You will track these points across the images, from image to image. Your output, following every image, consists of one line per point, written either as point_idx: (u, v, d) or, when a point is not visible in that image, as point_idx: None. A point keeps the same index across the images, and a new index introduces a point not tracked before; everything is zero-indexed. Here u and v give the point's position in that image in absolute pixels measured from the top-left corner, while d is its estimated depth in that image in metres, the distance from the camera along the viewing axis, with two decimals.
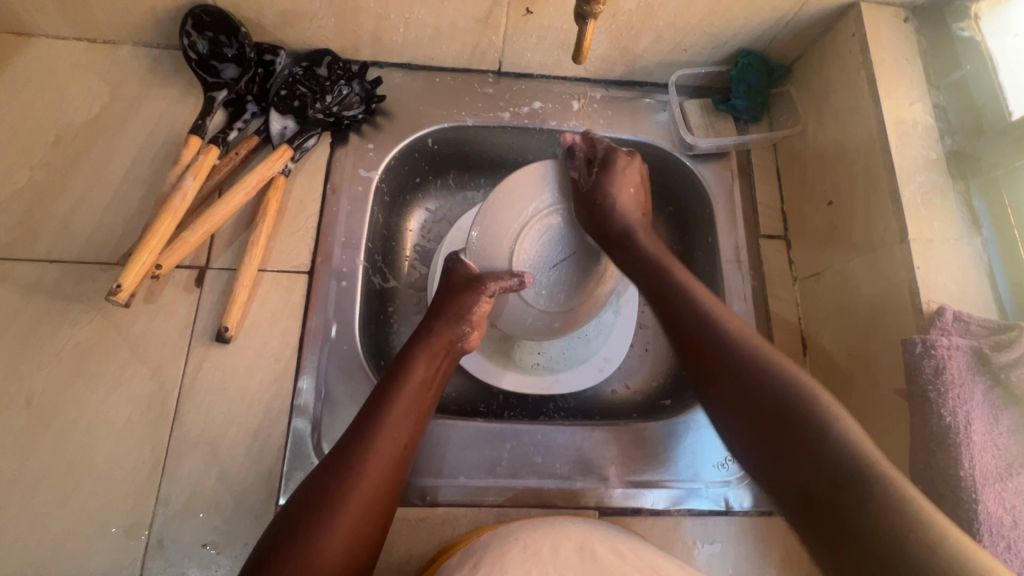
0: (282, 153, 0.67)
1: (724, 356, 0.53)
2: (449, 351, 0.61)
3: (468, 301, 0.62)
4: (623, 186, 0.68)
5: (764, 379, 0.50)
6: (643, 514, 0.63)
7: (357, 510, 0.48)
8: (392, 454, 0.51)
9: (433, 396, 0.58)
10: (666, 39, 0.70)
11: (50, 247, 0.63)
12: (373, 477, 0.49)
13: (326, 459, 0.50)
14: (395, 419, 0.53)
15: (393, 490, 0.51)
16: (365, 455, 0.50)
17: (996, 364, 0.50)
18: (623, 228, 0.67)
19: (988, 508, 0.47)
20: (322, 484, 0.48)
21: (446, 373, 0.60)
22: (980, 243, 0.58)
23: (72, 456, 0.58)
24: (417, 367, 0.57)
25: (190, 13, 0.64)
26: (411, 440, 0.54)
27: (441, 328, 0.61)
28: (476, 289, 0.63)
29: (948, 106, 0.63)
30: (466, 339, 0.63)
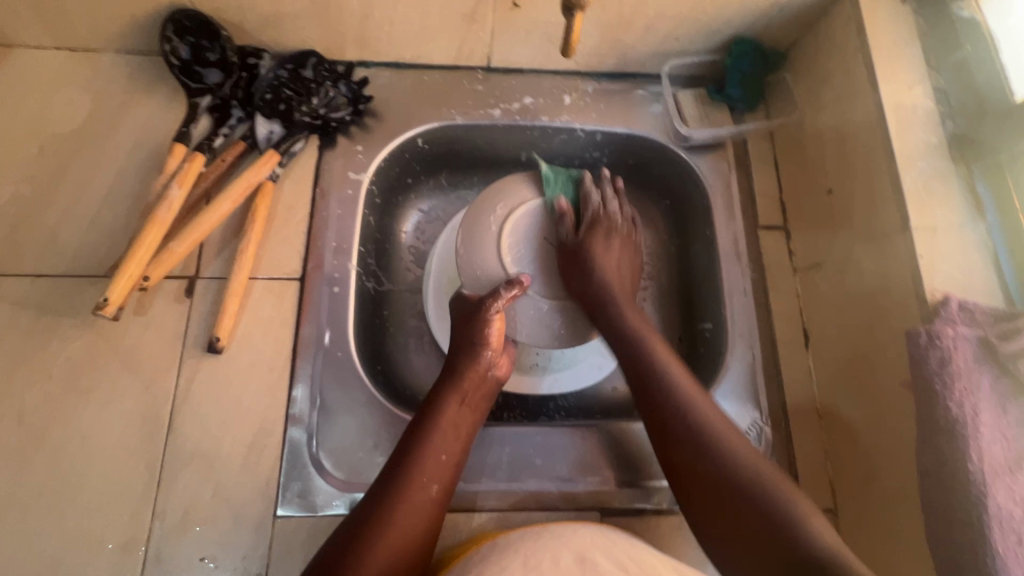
0: (269, 159, 0.66)
1: (689, 427, 0.54)
2: (479, 385, 0.59)
3: (487, 330, 0.59)
4: (606, 262, 0.65)
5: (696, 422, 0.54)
6: (646, 515, 0.62)
7: (386, 557, 0.47)
8: (426, 498, 0.51)
9: (465, 435, 0.57)
10: (658, 28, 0.69)
11: (37, 260, 0.62)
12: (405, 523, 0.49)
13: (362, 503, 0.50)
14: (428, 462, 0.53)
15: (430, 537, 0.50)
16: (401, 499, 0.50)
17: (1002, 353, 0.49)
18: (596, 298, 0.62)
19: (998, 501, 0.46)
20: (351, 533, 0.48)
21: (479, 409, 0.59)
22: (984, 228, 0.56)
23: (66, 473, 0.57)
24: (446, 407, 0.57)
25: (170, 18, 0.63)
26: (446, 483, 0.53)
27: (467, 362, 0.60)
28: (483, 313, 0.59)
29: (949, 89, 0.61)
30: (497, 369, 0.61)
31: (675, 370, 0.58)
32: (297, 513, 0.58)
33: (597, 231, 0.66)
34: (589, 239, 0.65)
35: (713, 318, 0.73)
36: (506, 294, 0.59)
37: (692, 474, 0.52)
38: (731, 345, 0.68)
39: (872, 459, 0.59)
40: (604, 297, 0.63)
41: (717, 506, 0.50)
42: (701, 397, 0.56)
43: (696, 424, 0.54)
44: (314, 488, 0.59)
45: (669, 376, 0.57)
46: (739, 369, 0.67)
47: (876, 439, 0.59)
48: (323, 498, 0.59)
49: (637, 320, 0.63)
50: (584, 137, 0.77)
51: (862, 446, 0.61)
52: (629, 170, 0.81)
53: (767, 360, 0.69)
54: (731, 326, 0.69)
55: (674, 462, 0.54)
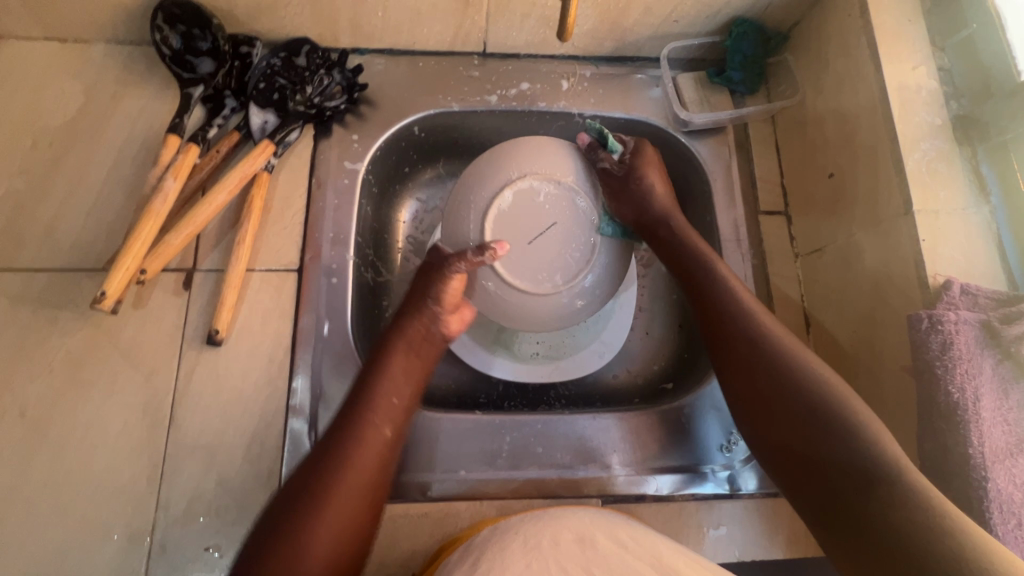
0: (264, 149, 0.65)
1: (755, 339, 0.55)
2: (424, 336, 0.58)
3: (445, 288, 0.58)
4: (653, 186, 0.64)
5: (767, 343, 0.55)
6: (647, 500, 0.63)
7: (340, 508, 0.46)
8: (373, 447, 0.50)
9: (412, 382, 0.56)
10: (657, 10, 0.67)
11: (34, 255, 0.62)
12: (354, 471, 0.48)
13: (313, 453, 0.50)
14: (374, 412, 0.52)
15: (380, 490, 0.50)
16: (347, 446, 0.49)
17: (1004, 337, 0.49)
18: (661, 214, 0.64)
19: (998, 484, 0.46)
20: (303, 478, 0.48)
21: (426, 359, 0.58)
22: (988, 211, 0.55)
23: (70, 466, 0.57)
24: (393, 355, 0.56)
25: (160, 7, 0.62)
26: (395, 431, 0.52)
27: (410, 314, 0.59)
28: (443, 271, 0.58)
29: (953, 68, 0.59)
30: (444, 322, 0.60)
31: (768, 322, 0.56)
32: None
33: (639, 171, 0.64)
34: (638, 169, 0.64)
35: None
36: (472, 259, 0.57)
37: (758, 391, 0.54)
38: None
39: None
40: (654, 207, 0.63)
41: (770, 420, 0.53)
42: (746, 293, 0.59)
43: (758, 331, 0.56)
44: None
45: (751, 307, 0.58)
46: None
47: None
48: None
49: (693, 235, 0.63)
50: (582, 123, 0.76)
51: None
52: None
53: None
54: None
55: (755, 398, 0.54)
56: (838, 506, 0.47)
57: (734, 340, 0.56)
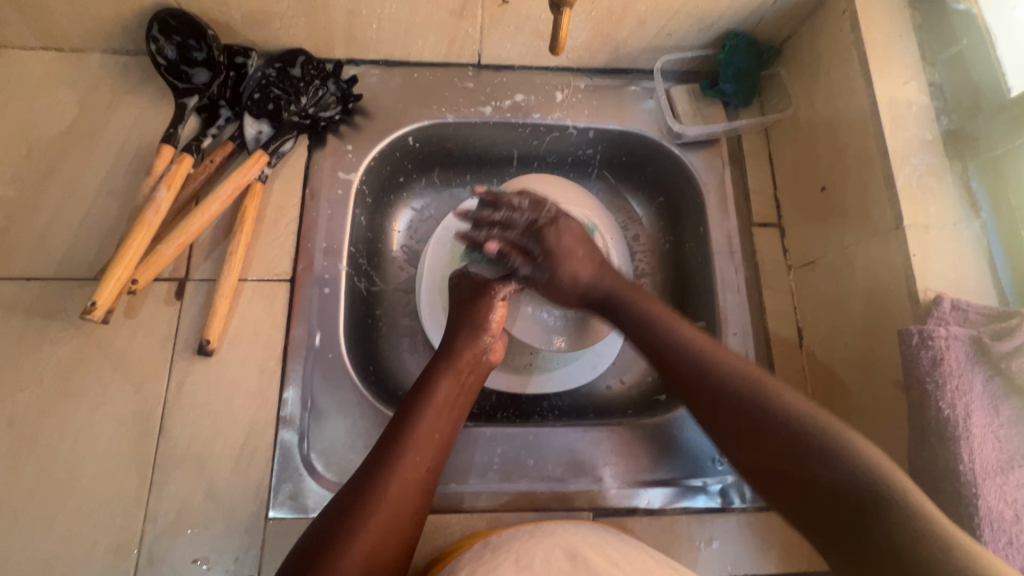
0: (257, 159, 0.66)
1: (718, 390, 0.51)
2: (474, 366, 0.60)
3: (488, 316, 0.62)
4: (566, 249, 0.62)
5: (727, 391, 0.51)
6: (639, 514, 0.62)
7: (381, 529, 0.47)
8: (419, 475, 0.51)
9: (457, 414, 0.57)
10: (650, 23, 0.68)
11: (27, 264, 0.62)
12: (398, 495, 0.49)
13: (356, 476, 0.50)
14: (422, 438, 0.52)
15: (418, 518, 0.50)
16: (394, 473, 0.50)
17: (995, 353, 0.48)
18: (586, 284, 0.62)
19: (988, 503, 0.46)
20: (349, 499, 0.48)
21: (472, 390, 0.59)
22: (979, 226, 0.55)
23: (59, 476, 0.57)
24: (441, 383, 0.57)
25: (155, 18, 0.62)
26: (438, 460, 0.53)
27: (465, 342, 0.60)
28: (489, 296, 0.63)
29: (943, 83, 0.60)
30: (490, 353, 0.62)
31: (716, 349, 0.54)
32: (289, 515, 0.58)
33: (551, 237, 0.62)
34: (551, 258, 0.62)
35: (706, 316, 0.72)
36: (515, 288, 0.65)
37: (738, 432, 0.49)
38: (723, 344, 0.68)
39: None
40: (584, 278, 0.62)
41: (763, 470, 0.48)
42: (711, 343, 0.55)
43: (730, 383, 0.51)
44: (305, 490, 0.59)
45: (718, 356, 0.53)
46: None
47: (868, 438, 0.59)
48: (314, 500, 0.59)
49: (615, 279, 0.63)
50: (576, 134, 0.76)
51: None
52: (623, 166, 0.80)
53: (761, 360, 0.68)
54: (724, 324, 0.69)
55: (717, 421, 0.51)
56: (833, 518, 0.43)
57: (697, 384, 0.53)
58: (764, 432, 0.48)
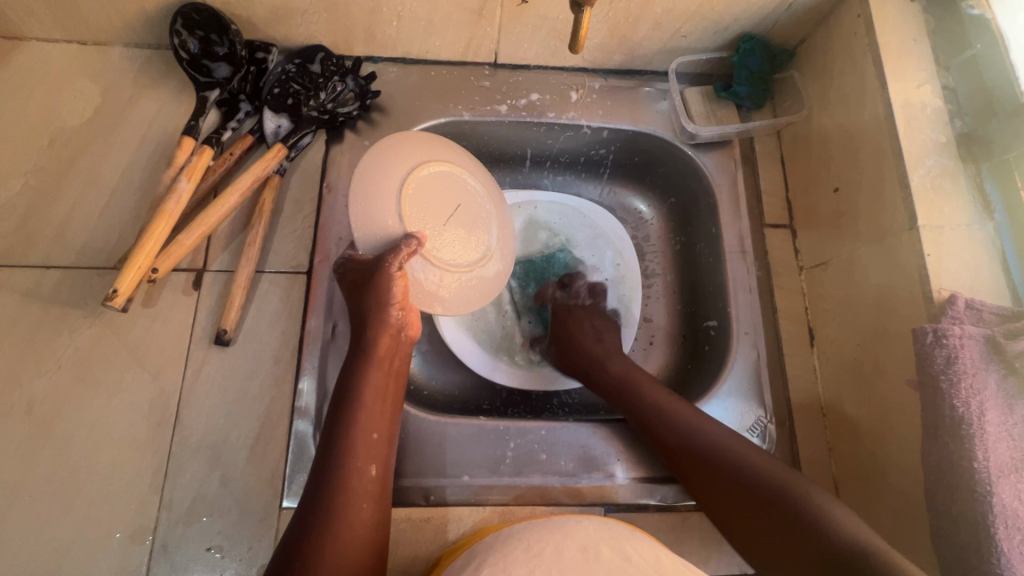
0: (277, 152, 0.66)
1: (682, 441, 0.59)
2: (392, 351, 0.57)
3: (389, 291, 0.54)
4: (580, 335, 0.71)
5: (695, 433, 0.59)
6: (650, 511, 0.63)
7: (343, 547, 0.47)
8: (365, 482, 0.51)
9: (390, 406, 0.56)
10: (666, 25, 0.69)
11: (47, 252, 0.63)
12: (352, 511, 0.49)
13: (304, 500, 0.50)
14: (359, 446, 0.52)
15: (381, 520, 0.51)
16: (341, 489, 0.49)
17: (1009, 353, 0.49)
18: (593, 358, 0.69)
19: (1003, 500, 0.46)
20: (304, 523, 0.48)
21: (396, 375, 0.57)
22: (993, 227, 0.56)
23: (75, 462, 0.57)
24: (363, 385, 0.55)
25: (179, 13, 0.63)
26: (381, 459, 0.53)
27: (376, 331, 0.56)
28: (383, 273, 0.53)
29: (957, 87, 0.61)
30: (407, 328, 0.58)
31: (688, 412, 0.60)
32: None
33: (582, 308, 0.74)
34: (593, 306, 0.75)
35: (717, 316, 0.73)
36: (404, 249, 0.53)
37: (705, 483, 0.57)
38: (735, 342, 0.68)
39: (876, 458, 0.59)
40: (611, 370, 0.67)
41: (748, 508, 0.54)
42: (668, 396, 0.62)
43: (707, 448, 0.58)
44: None
45: (686, 420, 0.60)
46: (744, 366, 0.67)
47: (879, 437, 0.59)
48: None
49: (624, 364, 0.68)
50: (590, 134, 0.77)
51: (866, 446, 0.61)
52: (635, 167, 0.81)
53: (772, 359, 0.68)
54: (735, 323, 0.69)
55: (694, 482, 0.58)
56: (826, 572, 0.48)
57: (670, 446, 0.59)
58: (720, 485, 0.56)
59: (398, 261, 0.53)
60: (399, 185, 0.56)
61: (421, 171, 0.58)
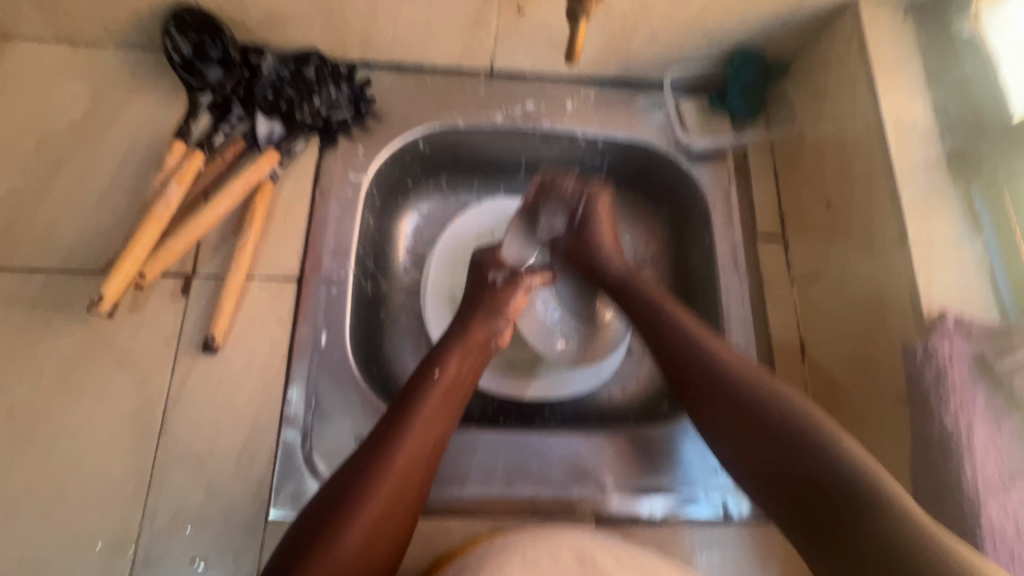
0: (269, 158, 0.66)
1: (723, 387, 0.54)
2: (485, 346, 0.60)
3: (509, 302, 0.64)
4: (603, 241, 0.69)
5: (728, 379, 0.54)
6: (640, 522, 0.62)
7: (384, 503, 0.47)
8: (425, 449, 0.51)
9: (466, 391, 0.57)
10: (661, 37, 0.69)
11: (31, 254, 0.62)
12: (406, 473, 0.49)
13: (361, 447, 0.50)
14: (430, 414, 0.52)
15: (421, 492, 0.50)
16: (400, 446, 0.49)
17: (997, 369, 0.50)
18: (619, 274, 0.66)
19: (991, 517, 0.46)
20: (355, 470, 0.48)
21: (479, 367, 0.60)
22: (981, 244, 0.56)
23: (56, 469, 0.56)
24: (451, 358, 0.57)
25: (173, 16, 0.62)
26: (444, 435, 0.53)
27: (479, 322, 0.61)
28: (516, 283, 0.65)
29: (948, 104, 0.61)
30: (501, 336, 0.62)
31: (732, 359, 0.55)
32: (289, 516, 0.57)
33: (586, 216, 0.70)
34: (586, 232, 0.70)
35: (709, 326, 0.73)
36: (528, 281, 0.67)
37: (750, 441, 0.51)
38: None
39: None
40: (615, 273, 0.67)
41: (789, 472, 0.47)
42: (721, 345, 0.57)
43: (743, 404, 0.52)
44: (307, 490, 0.58)
45: (720, 358, 0.55)
46: None
47: (868, 449, 0.59)
48: None
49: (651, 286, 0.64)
50: (585, 143, 0.77)
51: None
52: (629, 176, 0.81)
53: (764, 370, 0.68)
54: (728, 334, 0.69)
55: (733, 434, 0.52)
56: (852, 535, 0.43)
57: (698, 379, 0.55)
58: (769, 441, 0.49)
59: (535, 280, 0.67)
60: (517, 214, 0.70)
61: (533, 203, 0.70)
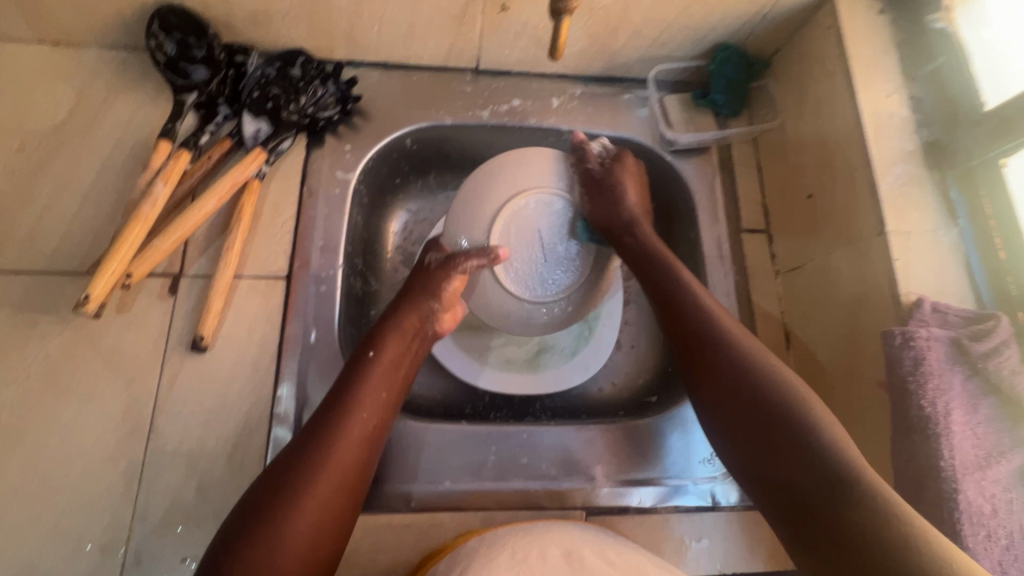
0: (256, 156, 0.66)
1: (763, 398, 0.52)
2: (421, 330, 0.61)
3: (446, 285, 0.61)
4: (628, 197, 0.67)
5: (767, 388, 0.52)
6: (630, 512, 0.63)
7: (326, 492, 0.47)
8: (365, 432, 0.51)
9: (404, 375, 0.57)
10: (644, 34, 0.70)
11: (16, 256, 0.61)
12: (345, 457, 0.49)
13: (296, 440, 0.49)
14: (365, 399, 0.52)
15: (363, 479, 0.50)
16: (340, 435, 0.49)
17: (974, 354, 0.50)
18: (624, 225, 0.66)
19: (968, 497, 0.48)
20: (293, 461, 0.47)
21: (418, 353, 0.60)
22: (956, 233, 0.58)
23: (44, 472, 0.56)
24: (387, 346, 0.57)
25: (156, 14, 0.62)
26: (384, 419, 0.54)
27: (411, 307, 0.61)
28: (447, 267, 0.61)
29: (924, 97, 0.63)
30: (439, 317, 0.62)
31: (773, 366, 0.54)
32: None
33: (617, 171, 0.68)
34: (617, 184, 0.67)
35: None
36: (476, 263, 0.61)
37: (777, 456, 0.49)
38: None
39: None
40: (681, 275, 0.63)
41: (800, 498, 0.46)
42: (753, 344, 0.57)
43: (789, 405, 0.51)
44: None
45: (754, 358, 0.55)
46: None
47: (850, 436, 0.61)
48: None
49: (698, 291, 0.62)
50: (571, 139, 0.78)
51: None
52: None
53: None
54: None
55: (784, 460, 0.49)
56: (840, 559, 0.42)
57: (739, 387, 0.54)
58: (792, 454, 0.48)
59: (467, 265, 0.61)
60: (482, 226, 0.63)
61: (511, 206, 0.62)
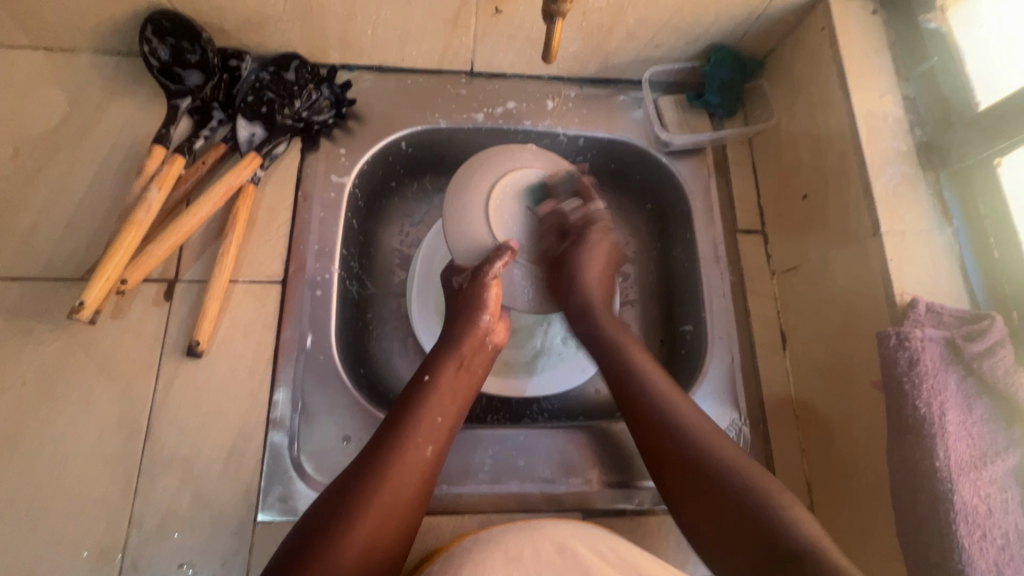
0: (250, 161, 0.66)
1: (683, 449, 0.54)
2: (479, 349, 0.59)
3: (484, 296, 0.58)
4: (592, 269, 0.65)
5: (688, 432, 0.55)
6: (626, 515, 0.63)
7: (380, 518, 0.47)
8: (421, 459, 0.51)
9: (461, 398, 0.57)
10: (638, 35, 0.70)
11: (11, 262, 0.61)
12: (401, 485, 0.49)
13: (353, 465, 0.50)
14: (423, 425, 0.52)
15: (419, 506, 0.50)
16: (396, 461, 0.49)
17: (968, 354, 0.50)
18: (581, 308, 0.64)
19: (963, 497, 0.48)
20: (348, 487, 0.48)
21: (477, 374, 0.59)
22: (951, 233, 0.58)
23: (40, 479, 0.56)
24: (446, 369, 0.57)
25: (148, 20, 0.62)
26: (441, 445, 0.53)
27: (467, 324, 0.59)
28: (479, 278, 0.58)
29: (917, 97, 0.63)
30: (495, 335, 0.61)
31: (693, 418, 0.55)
32: (277, 518, 0.57)
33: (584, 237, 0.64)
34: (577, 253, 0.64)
35: (693, 320, 0.74)
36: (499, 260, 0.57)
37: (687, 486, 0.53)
38: (710, 347, 0.69)
39: (844, 460, 0.61)
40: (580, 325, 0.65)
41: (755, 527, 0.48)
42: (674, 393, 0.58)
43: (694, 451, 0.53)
44: (295, 493, 0.58)
45: (679, 415, 0.56)
46: (719, 370, 0.68)
47: (846, 436, 0.61)
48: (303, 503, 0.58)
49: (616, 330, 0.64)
50: (566, 142, 0.78)
51: (837, 448, 0.62)
52: (611, 175, 0.82)
53: (745, 362, 0.70)
54: (711, 327, 0.70)
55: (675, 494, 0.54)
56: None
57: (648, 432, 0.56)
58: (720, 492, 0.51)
59: (495, 269, 0.57)
60: (484, 216, 0.58)
61: (501, 186, 0.60)
